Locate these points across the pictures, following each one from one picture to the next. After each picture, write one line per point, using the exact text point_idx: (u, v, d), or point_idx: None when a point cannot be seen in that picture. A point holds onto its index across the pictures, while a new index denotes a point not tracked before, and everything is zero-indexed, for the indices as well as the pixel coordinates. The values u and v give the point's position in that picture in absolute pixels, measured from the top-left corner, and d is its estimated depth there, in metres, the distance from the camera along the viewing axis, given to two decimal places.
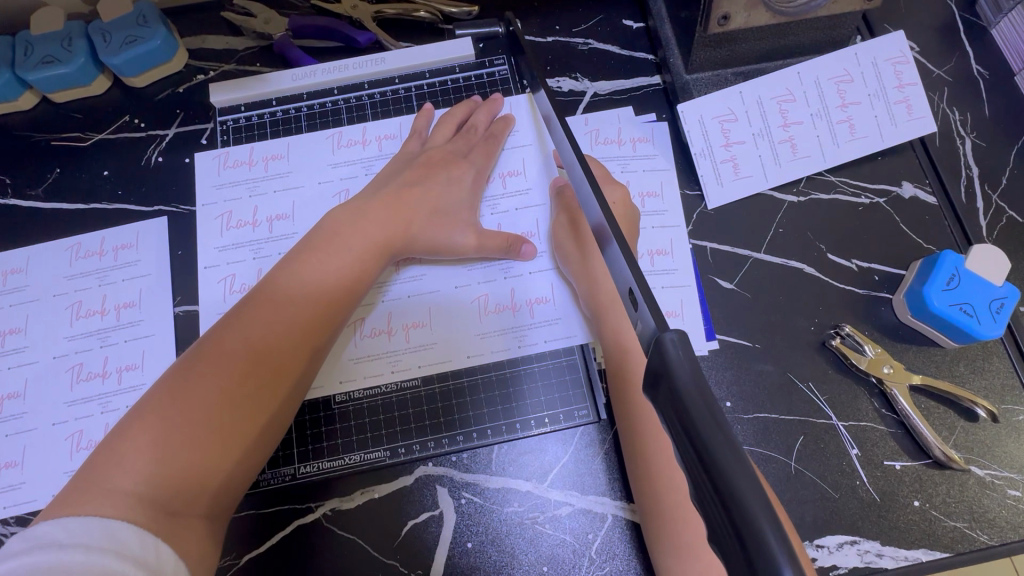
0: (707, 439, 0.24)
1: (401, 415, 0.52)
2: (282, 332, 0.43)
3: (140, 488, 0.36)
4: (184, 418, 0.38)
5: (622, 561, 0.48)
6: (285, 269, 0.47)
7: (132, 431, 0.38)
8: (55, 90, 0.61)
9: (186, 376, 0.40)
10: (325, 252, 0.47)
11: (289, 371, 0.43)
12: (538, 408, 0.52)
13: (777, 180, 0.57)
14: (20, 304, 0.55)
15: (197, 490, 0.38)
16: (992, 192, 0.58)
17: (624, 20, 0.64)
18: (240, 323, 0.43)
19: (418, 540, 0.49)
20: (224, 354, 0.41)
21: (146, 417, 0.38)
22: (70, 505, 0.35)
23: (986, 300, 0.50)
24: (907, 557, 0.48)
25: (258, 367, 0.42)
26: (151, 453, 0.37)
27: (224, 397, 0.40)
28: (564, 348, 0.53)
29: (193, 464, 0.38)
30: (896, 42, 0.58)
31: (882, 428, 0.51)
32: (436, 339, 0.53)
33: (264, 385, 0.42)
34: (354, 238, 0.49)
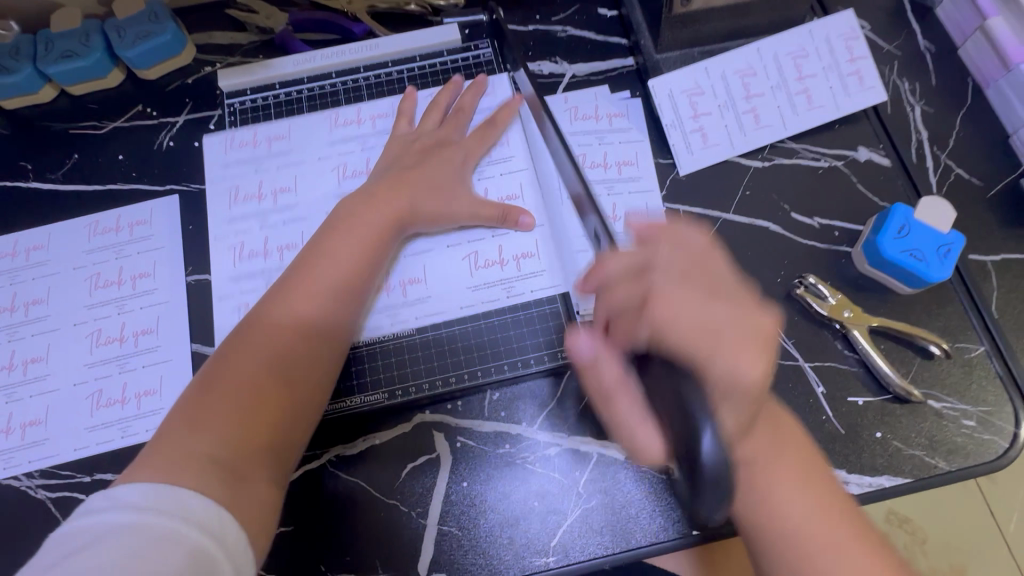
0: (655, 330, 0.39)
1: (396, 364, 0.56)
2: (315, 317, 0.49)
3: (210, 453, 0.41)
4: (238, 392, 0.44)
5: (608, 494, 0.52)
6: (309, 259, 0.51)
7: (199, 408, 0.43)
8: (73, 84, 0.66)
9: (237, 356, 0.46)
10: (341, 241, 0.52)
11: (323, 350, 0.49)
12: (524, 350, 0.56)
13: (742, 146, 0.62)
14: (42, 278, 0.60)
15: (256, 454, 0.43)
16: (941, 153, 0.63)
17: (598, 8, 0.69)
18: (274, 314, 0.49)
19: (416, 481, 0.53)
20: (264, 342, 0.47)
21: (203, 397, 0.43)
22: (142, 467, 0.39)
23: (934, 245, 0.55)
24: (871, 483, 0.52)
25: (297, 350, 0.48)
26: (217, 425, 0.42)
27: (275, 369, 0.46)
28: (544, 295, 0.58)
29: (257, 429, 0.43)
30: (847, 20, 0.63)
31: (845, 367, 0.55)
32: (425, 296, 0.57)
33: (302, 365, 0.48)
34: (367, 219, 0.53)
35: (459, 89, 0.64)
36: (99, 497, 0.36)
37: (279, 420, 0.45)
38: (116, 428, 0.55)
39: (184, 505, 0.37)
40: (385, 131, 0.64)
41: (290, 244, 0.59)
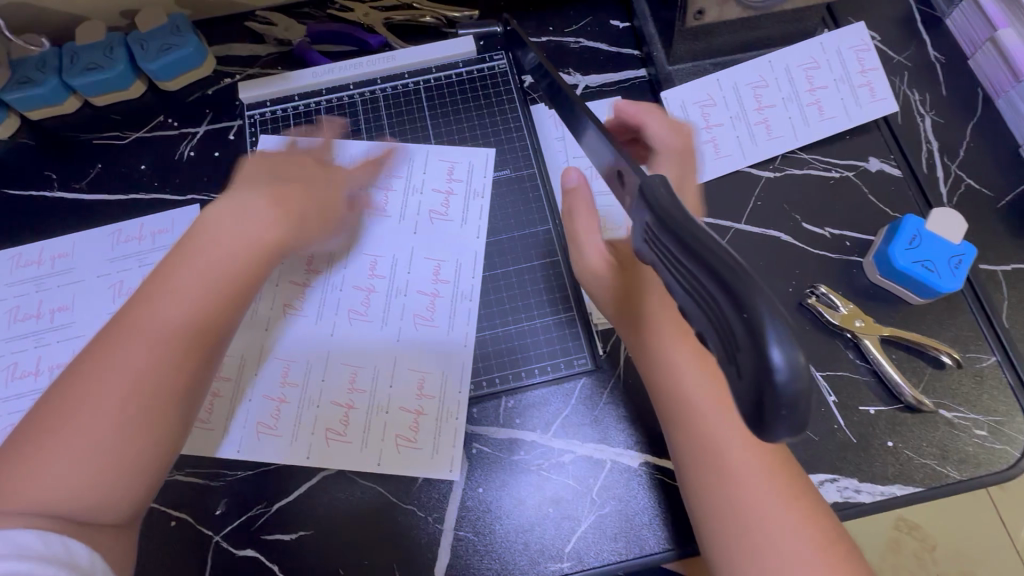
0: (714, 262, 0.23)
1: (436, 383, 0.56)
2: (169, 341, 0.41)
3: (45, 502, 0.36)
4: (87, 430, 0.38)
5: (622, 500, 0.53)
6: (164, 273, 0.43)
7: (41, 446, 0.37)
8: (97, 95, 0.67)
9: (83, 386, 0.39)
10: (206, 247, 0.44)
11: (177, 386, 0.41)
12: (540, 357, 0.57)
13: (754, 157, 0.63)
14: (67, 285, 0.61)
15: (100, 501, 0.38)
16: (952, 164, 0.63)
17: (611, 20, 0.70)
18: (127, 332, 0.40)
19: (433, 486, 0.54)
20: (113, 368, 0.39)
21: (48, 431, 0.38)
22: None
23: (945, 256, 0.55)
24: (882, 492, 0.53)
25: (147, 385, 0.40)
26: (52, 473, 0.37)
27: (124, 404, 0.39)
28: (558, 305, 0.59)
29: (106, 474, 0.38)
30: (858, 32, 0.64)
31: (857, 377, 0.56)
32: (444, 317, 0.58)
33: (143, 403, 0.39)
34: (226, 231, 0.44)
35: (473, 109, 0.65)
36: None
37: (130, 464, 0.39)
38: None
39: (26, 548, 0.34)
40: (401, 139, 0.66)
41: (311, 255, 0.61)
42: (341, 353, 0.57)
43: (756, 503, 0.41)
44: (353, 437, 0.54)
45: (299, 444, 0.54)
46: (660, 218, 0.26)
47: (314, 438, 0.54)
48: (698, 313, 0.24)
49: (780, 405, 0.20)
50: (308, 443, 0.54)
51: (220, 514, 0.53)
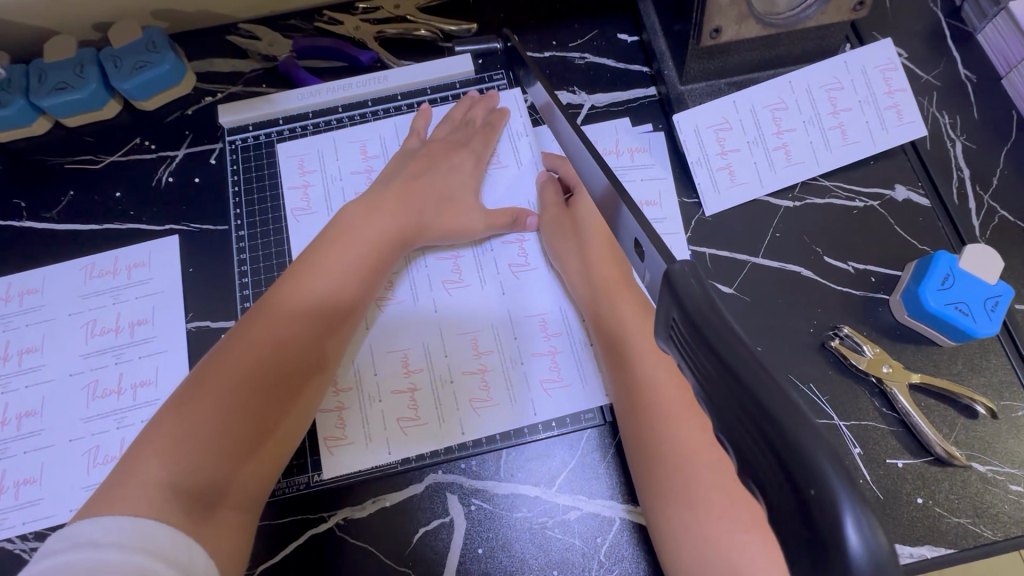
0: (767, 404, 0.18)
1: (523, 347, 0.55)
2: (302, 329, 0.47)
3: (166, 481, 0.38)
4: (211, 413, 0.41)
5: (631, 563, 0.49)
6: (302, 268, 0.49)
7: (165, 427, 0.40)
8: (68, 116, 0.62)
9: (212, 376, 0.43)
10: (342, 250, 0.51)
11: (309, 374, 0.47)
12: (547, 411, 0.53)
13: (772, 186, 0.59)
14: (36, 324, 0.57)
15: (216, 484, 0.40)
16: (984, 193, 0.59)
17: (618, 34, 0.65)
18: (259, 322, 0.46)
19: (428, 547, 0.50)
20: (245, 356, 0.44)
21: (174, 413, 0.41)
22: (104, 503, 0.37)
23: (980, 298, 0.51)
24: (912, 554, 0.49)
25: (282, 370, 0.45)
26: (180, 451, 0.39)
27: (250, 390, 0.43)
28: (569, 336, 0.55)
29: (223, 458, 0.41)
30: (885, 49, 0.60)
31: (883, 426, 0.52)
32: (531, 284, 0.57)
33: (282, 385, 0.45)
34: (365, 234, 0.52)
35: (470, 101, 0.61)
36: (59, 538, 0.34)
37: (251, 447, 0.42)
38: None
39: (150, 537, 0.34)
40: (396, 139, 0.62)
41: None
42: (435, 320, 0.55)
43: (686, 441, 0.44)
44: (422, 415, 0.53)
45: (376, 416, 0.53)
46: (690, 323, 0.22)
47: (384, 428, 0.53)
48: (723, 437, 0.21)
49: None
50: (381, 423, 0.53)
51: None
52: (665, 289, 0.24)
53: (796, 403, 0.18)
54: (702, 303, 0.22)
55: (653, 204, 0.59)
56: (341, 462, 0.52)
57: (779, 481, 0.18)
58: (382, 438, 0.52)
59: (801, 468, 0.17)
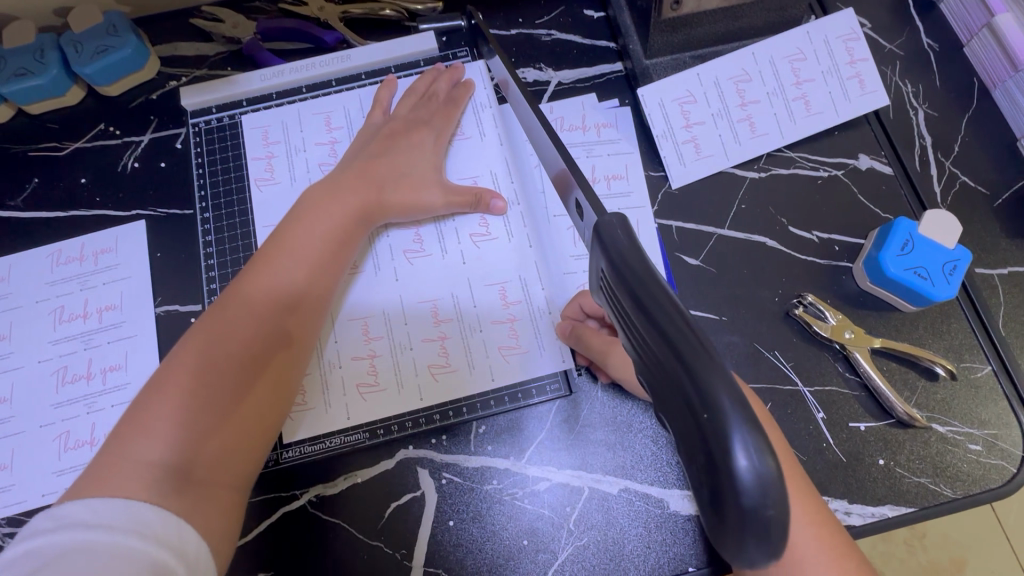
0: (684, 354, 0.21)
1: (482, 314, 0.55)
2: (273, 307, 0.47)
3: (163, 461, 0.38)
4: (199, 389, 0.41)
5: (600, 531, 0.50)
6: (274, 245, 0.49)
7: (152, 408, 0.40)
8: (30, 103, 0.62)
9: (194, 354, 0.43)
10: (313, 222, 0.51)
11: (287, 351, 0.47)
12: (512, 380, 0.53)
13: (737, 158, 0.59)
14: (4, 312, 0.57)
15: (214, 457, 0.40)
16: (945, 160, 0.60)
17: (584, 10, 0.65)
18: (236, 299, 0.46)
19: (401, 520, 0.50)
20: (227, 333, 0.44)
21: (159, 394, 0.41)
22: (96, 485, 0.37)
23: (938, 262, 0.52)
24: (873, 513, 0.50)
25: (259, 346, 0.45)
26: (172, 431, 0.39)
27: (236, 364, 0.43)
28: (530, 299, 0.55)
29: (217, 431, 0.41)
30: (846, 19, 0.60)
31: (846, 391, 0.53)
32: (492, 253, 0.56)
33: (267, 357, 0.45)
34: (334, 207, 0.52)
35: (434, 75, 0.61)
36: (47, 518, 0.34)
37: (244, 419, 0.43)
38: None
39: (141, 519, 0.35)
40: (361, 111, 0.62)
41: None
42: (395, 290, 0.55)
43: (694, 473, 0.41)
44: (383, 383, 0.53)
45: (335, 384, 0.53)
46: (617, 276, 0.24)
47: (344, 396, 0.53)
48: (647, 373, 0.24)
49: (748, 526, 0.20)
50: (341, 388, 0.53)
51: None
52: (594, 242, 0.26)
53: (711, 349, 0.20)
54: (626, 253, 0.24)
55: (619, 176, 0.59)
56: (305, 431, 0.52)
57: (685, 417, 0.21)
58: (342, 404, 0.53)
59: (704, 403, 0.20)
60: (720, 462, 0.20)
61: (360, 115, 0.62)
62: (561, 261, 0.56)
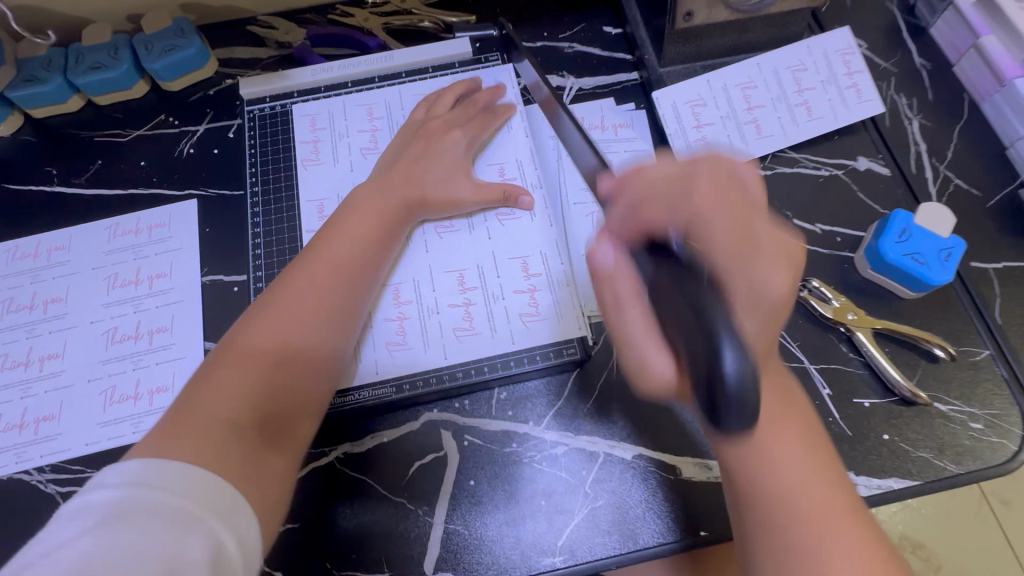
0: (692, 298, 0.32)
1: (505, 284, 0.58)
2: (329, 289, 0.51)
3: (227, 421, 0.41)
4: (259, 361, 0.45)
5: (615, 495, 0.52)
6: (328, 235, 0.54)
7: (218, 375, 0.44)
8: (100, 94, 0.68)
9: (256, 329, 0.47)
10: (363, 217, 0.55)
11: (330, 340, 0.50)
12: (529, 344, 0.56)
13: (745, 156, 0.64)
14: (62, 277, 0.61)
15: (269, 425, 0.44)
16: (939, 164, 0.65)
17: (604, 27, 0.72)
18: (296, 281, 0.50)
19: (423, 478, 0.53)
20: (286, 312, 0.48)
21: (224, 364, 0.44)
22: (162, 439, 0.39)
23: (934, 250, 0.56)
24: (879, 485, 0.52)
25: (315, 326, 0.49)
26: (236, 397, 0.43)
27: (292, 340, 0.47)
28: (550, 275, 0.59)
29: (273, 401, 0.44)
30: (843, 36, 0.66)
31: (850, 369, 0.56)
32: (516, 230, 0.61)
33: (321, 335, 0.49)
34: (378, 202, 0.56)
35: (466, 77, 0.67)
36: (112, 473, 0.35)
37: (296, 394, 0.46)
38: (127, 424, 0.55)
39: (201, 487, 0.36)
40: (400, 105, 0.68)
41: (322, 202, 0.63)
42: (425, 260, 0.60)
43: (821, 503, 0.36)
44: (412, 343, 0.56)
45: (366, 343, 0.56)
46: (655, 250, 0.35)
47: (373, 352, 0.56)
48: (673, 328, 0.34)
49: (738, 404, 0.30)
50: (371, 346, 0.56)
51: None
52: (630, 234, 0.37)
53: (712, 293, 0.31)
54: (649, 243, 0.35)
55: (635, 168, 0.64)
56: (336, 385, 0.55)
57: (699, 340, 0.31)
58: (371, 362, 0.56)
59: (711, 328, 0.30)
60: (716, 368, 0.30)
61: (399, 109, 0.68)
62: (580, 244, 0.61)
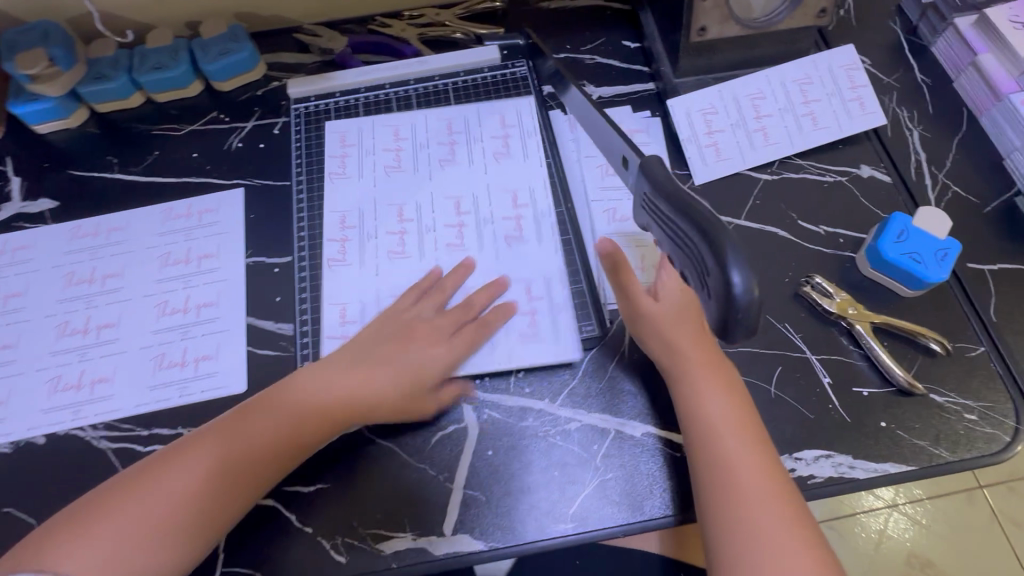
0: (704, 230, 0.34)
1: (524, 281, 0.62)
2: (268, 455, 0.52)
3: (108, 545, 0.47)
4: (162, 502, 0.49)
5: (624, 469, 0.55)
6: (284, 388, 0.56)
7: (114, 519, 0.48)
8: (159, 92, 0.75)
9: (171, 476, 0.50)
10: (326, 371, 0.56)
11: (235, 507, 0.51)
12: (544, 324, 0.60)
13: (753, 161, 0.68)
14: (119, 254, 0.67)
15: (159, 561, 0.48)
16: (938, 172, 0.68)
17: (623, 41, 0.77)
18: (237, 422, 0.53)
19: (444, 448, 0.57)
20: (207, 462, 0.51)
21: (136, 495, 0.49)
22: (40, 549, 0.47)
23: (931, 250, 0.59)
24: (876, 469, 0.55)
25: (243, 462, 0.51)
26: (120, 544, 0.47)
27: (194, 489, 0.50)
28: (570, 272, 0.63)
29: (169, 546, 0.48)
30: (848, 52, 0.70)
31: (850, 360, 0.59)
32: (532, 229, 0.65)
33: (240, 476, 0.51)
34: (360, 342, 0.59)
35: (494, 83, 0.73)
36: None
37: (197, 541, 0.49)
38: (174, 388, 0.60)
39: None
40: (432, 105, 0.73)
41: (343, 215, 0.67)
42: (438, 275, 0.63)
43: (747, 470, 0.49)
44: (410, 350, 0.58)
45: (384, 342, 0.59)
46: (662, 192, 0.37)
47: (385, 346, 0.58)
48: (683, 258, 0.37)
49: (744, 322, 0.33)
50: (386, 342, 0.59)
51: None
52: (642, 175, 0.39)
53: (721, 225, 0.34)
54: (663, 183, 0.37)
55: None
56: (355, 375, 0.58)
57: (707, 269, 0.34)
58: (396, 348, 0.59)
59: (717, 258, 0.33)
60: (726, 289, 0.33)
61: (426, 130, 0.71)
62: (596, 239, 0.64)
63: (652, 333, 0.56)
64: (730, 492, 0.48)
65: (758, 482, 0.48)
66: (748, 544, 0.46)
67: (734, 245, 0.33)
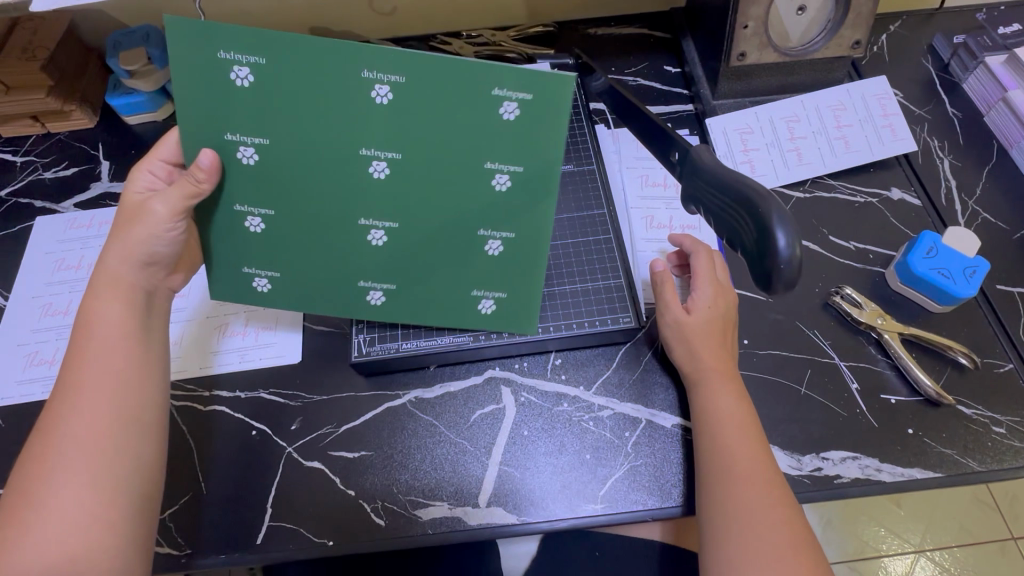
0: (746, 201, 0.42)
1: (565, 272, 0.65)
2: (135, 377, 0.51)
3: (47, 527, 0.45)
4: (74, 464, 0.47)
5: (655, 457, 0.57)
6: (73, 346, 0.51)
7: (35, 503, 0.45)
8: None
9: (63, 439, 0.47)
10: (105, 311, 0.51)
11: (136, 438, 0.50)
12: (580, 315, 0.62)
13: (786, 179, 0.72)
14: None
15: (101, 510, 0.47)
16: (968, 199, 0.71)
17: (665, 66, 0.83)
18: (96, 366, 0.50)
19: (482, 425, 0.60)
20: (90, 409, 0.48)
21: (48, 473, 0.46)
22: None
23: (959, 267, 0.61)
24: (903, 474, 0.56)
25: (121, 393, 0.50)
26: (56, 518, 0.45)
27: (94, 433, 0.48)
28: (608, 271, 0.65)
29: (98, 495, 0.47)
30: (881, 83, 0.74)
31: (878, 369, 0.61)
32: (573, 227, 0.67)
33: (129, 400, 0.50)
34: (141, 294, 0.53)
35: None
36: None
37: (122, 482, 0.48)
38: (236, 354, 0.64)
39: None
40: None
41: None
42: None
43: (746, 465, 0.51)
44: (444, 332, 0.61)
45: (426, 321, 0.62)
46: (710, 176, 0.45)
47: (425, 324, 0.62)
48: (727, 230, 0.46)
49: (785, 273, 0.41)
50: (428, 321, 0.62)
51: (294, 429, 0.60)
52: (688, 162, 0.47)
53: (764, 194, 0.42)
54: (709, 166, 0.45)
55: (660, 184, 0.72)
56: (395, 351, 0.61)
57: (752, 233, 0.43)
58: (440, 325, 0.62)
59: (764, 225, 0.41)
60: (772, 244, 0.41)
61: None
62: (634, 242, 0.68)
63: (683, 333, 0.58)
64: (727, 484, 0.50)
65: (756, 483, 0.50)
66: (741, 527, 0.48)
67: (779, 211, 0.41)
